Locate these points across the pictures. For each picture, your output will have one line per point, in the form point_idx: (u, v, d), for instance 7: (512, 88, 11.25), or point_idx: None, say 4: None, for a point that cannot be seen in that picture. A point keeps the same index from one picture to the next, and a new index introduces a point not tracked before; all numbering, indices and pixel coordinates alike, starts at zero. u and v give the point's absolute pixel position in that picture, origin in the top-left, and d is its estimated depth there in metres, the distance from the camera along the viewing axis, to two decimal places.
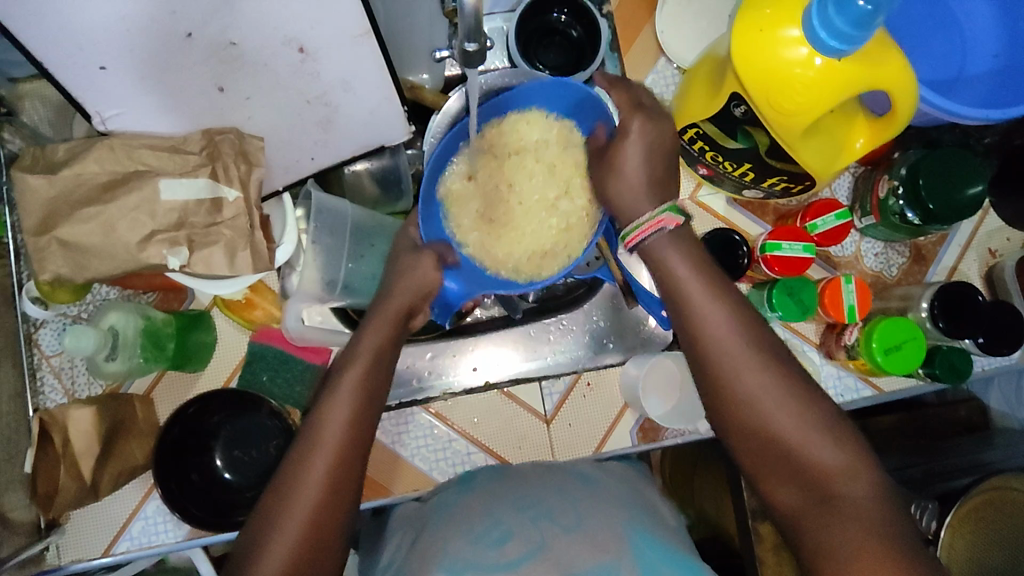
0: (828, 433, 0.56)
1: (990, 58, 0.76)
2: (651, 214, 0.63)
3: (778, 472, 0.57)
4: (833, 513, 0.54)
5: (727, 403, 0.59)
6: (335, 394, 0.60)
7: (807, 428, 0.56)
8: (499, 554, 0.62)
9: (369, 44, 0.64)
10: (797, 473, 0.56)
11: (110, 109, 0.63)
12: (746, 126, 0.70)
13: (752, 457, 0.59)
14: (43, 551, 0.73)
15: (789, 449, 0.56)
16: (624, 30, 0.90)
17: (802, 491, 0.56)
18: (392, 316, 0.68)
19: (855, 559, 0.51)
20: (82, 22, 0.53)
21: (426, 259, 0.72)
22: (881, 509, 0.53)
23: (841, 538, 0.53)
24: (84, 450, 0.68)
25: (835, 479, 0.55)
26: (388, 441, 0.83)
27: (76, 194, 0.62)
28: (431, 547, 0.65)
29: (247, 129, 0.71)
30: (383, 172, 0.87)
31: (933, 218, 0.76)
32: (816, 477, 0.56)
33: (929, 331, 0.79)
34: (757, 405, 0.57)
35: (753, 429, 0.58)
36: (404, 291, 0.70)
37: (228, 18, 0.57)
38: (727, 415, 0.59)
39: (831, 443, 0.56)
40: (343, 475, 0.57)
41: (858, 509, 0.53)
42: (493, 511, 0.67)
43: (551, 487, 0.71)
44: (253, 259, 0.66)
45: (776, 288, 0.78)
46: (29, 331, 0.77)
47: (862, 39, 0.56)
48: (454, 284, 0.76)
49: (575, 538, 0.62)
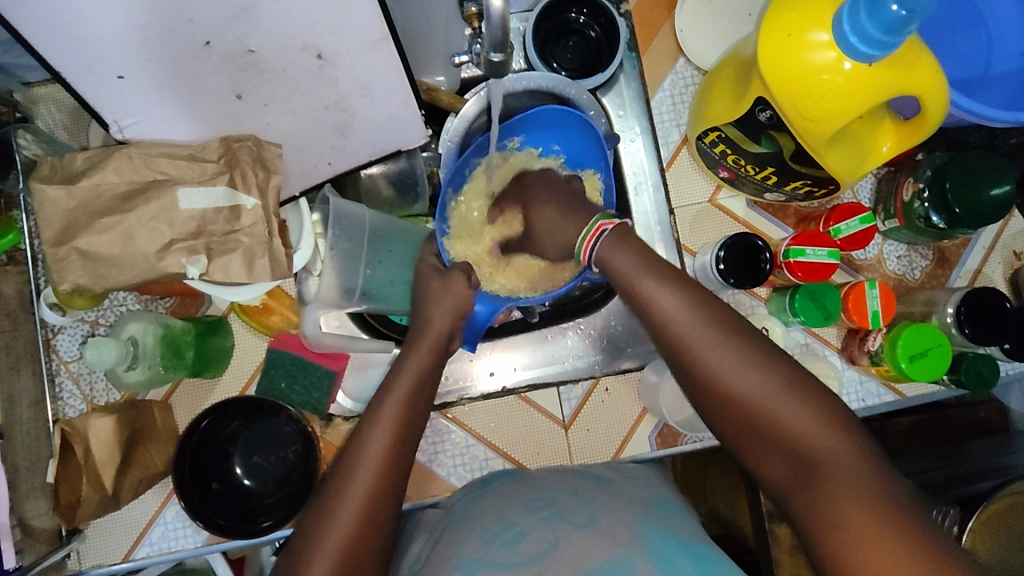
0: (797, 392, 0.55)
1: (1017, 57, 0.74)
2: (589, 225, 0.71)
3: (757, 443, 0.55)
4: (816, 479, 0.51)
5: (698, 382, 0.59)
6: (376, 425, 0.61)
7: (775, 390, 0.55)
8: (512, 553, 0.57)
9: (388, 48, 0.63)
10: (775, 443, 0.54)
11: (128, 117, 0.62)
12: (771, 131, 0.69)
13: (730, 432, 0.57)
14: (64, 558, 0.74)
15: (763, 417, 0.55)
16: (642, 28, 0.89)
17: (785, 463, 0.54)
18: (433, 343, 0.71)
19: (845, 524, 0.48)
20: (100, 30, 0.52)
21: (457, 284, 0.74)
22: (860, 464, 0.51)
23: (825, 501, 0.50)
24: (105, 460, 0.67)
25: (813, 440, 0.53)
26: (425, 459, 0.83)
27: (94, 205, 0.61)
28: (444, 552, 0.61)
29: (265, 136, 0.70)
30: (400, 174, 0.86)
31: (958, 222, 0.74)
32: (793, 441, 0.53)
33: (954, 336, 0.79)
34: (723, 378, 0.57)
35: (726, 403, 0.57)
36: (443, 315, 0.73)
37: (247, 24, 0.56)
38: (703, 400, 0.59)
39: (803, 402, 0.54)
40: (383, 497, 0.57)
41: (841, 469, 0.50)
42: (504, 515, 0.63)
43: (567, 489, 0.66)
44: (271, 266, 0.66)
45: (798, 294, 0.78)
46: (47, 336, 0.77)
47: (894, 45, 0.54)
48: (483, 306, 0.77)
49: (592, 533, 0.58)
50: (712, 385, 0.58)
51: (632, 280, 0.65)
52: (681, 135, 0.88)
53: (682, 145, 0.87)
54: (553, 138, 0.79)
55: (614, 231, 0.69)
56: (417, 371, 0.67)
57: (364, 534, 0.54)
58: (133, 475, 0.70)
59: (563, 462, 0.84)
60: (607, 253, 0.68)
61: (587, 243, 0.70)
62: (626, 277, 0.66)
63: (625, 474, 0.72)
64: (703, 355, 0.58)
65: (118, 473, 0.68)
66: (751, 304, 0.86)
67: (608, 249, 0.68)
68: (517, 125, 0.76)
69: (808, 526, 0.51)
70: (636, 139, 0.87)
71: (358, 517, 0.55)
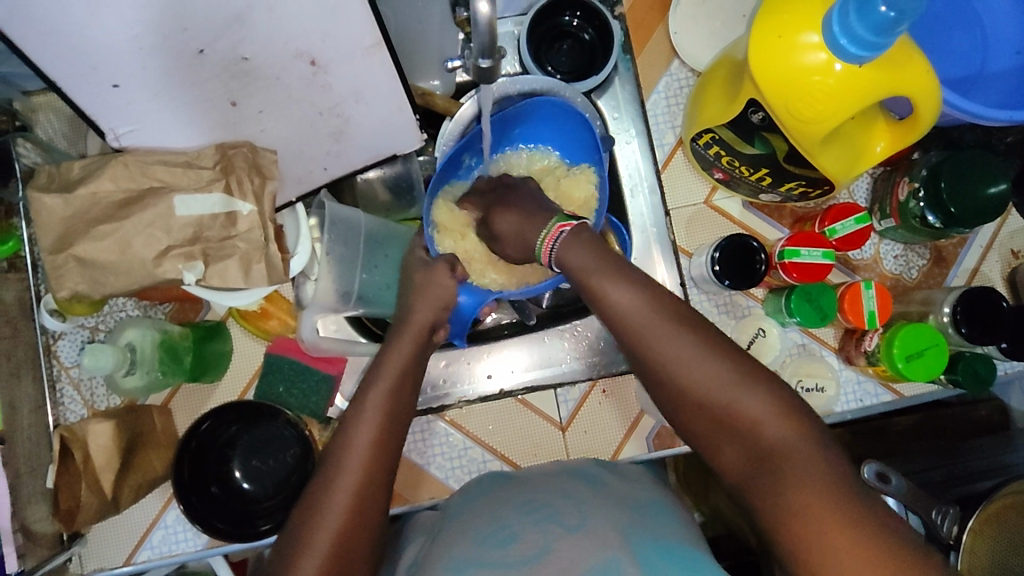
0: (755, 386, 0.55)
1: (1012, 54, 0.74)
2: (543, 233, 0.67)
3: (717, 435, 0.56)
4: (774, 469, 0.53)
5: (659, 376, 0.58)
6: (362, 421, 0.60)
7: (734, 385, 0.55)
8: (504, 554, 0.58)
9: (381, 54, 0.63)
10: (735, 433, 0.55)
11: (123, 126, 0.63)
12: (764, 133, 0.69)
13: (690, 423, 0.58)
14: (66, 562, 0.75)
15: (723, 412, 0.55)
16: (637, 31, 0.89)
17: (744, 451, 0.55)
18: (415, 334, 0.68)
19: (802, 509, 0.50)
20: (94, 40, 0.53)
21: (441, 272, 0.72)
22: (813, 450, 0.52)
23: (783, 489, 0.51)
24: (105, 464, 0.68)
25: (772, 430, 0.54)
26: (416, 458, 0.83)
27: (92, 213, 0.62)
28: (438, 553, 0.62)
29: (260, 142, 0.71)
30: (396, 178, 0.87)
31: (954, 222, 0.74)
32: (753, 434, 0.54)
33: (951, 336, 0.78)
34: (682, 373, 0.56)
35: (686, 397, 0.57)
36: (426, 304, 0.71)
37: (240, 33, 0.57)
38: (664, 390, 0.58)
39: (761, 395, 0.55)
40: (373, 496, 0.57)
41: (798, 457, 0.52)
42: (499, 516, 0.64)
43: (559, 491, 0.67)
44: (267, 271, 0.66)
45: (794, 294, 0.78)
46: (48, 342, 0.77)
47: (884, 45, 0.54)
48: (468, 298, 0.77)
49: (579, 536, 0.58)
50: (672, 379, 0.57)
51: (584, 276, 0.62)
52: (676, 137, 0.88)
53: (677, 146, 0.88)
54: (547, 133, 0.81)
55: (571, 233, 0.65)
56: (398, 362, 0.65)
57: (352, 530, 0.54)
58: (133, 480, 0.71)
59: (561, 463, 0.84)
60: (565, 257, 0.64)
61: (546, 246, 0.66)
62: (584, 277, 0.62)
63: (620, 477, 0.73)
64: (662, 349, 0.57)
65: (117, 478, 0.69)
66: (747, 305, 0.86)
67: (567, 251, 0.64)
68: (508, 121, 0.77)
69: (766, 511, 0.53)
70: (631, 141, 0.87)
71: (349, 514, 0.55)
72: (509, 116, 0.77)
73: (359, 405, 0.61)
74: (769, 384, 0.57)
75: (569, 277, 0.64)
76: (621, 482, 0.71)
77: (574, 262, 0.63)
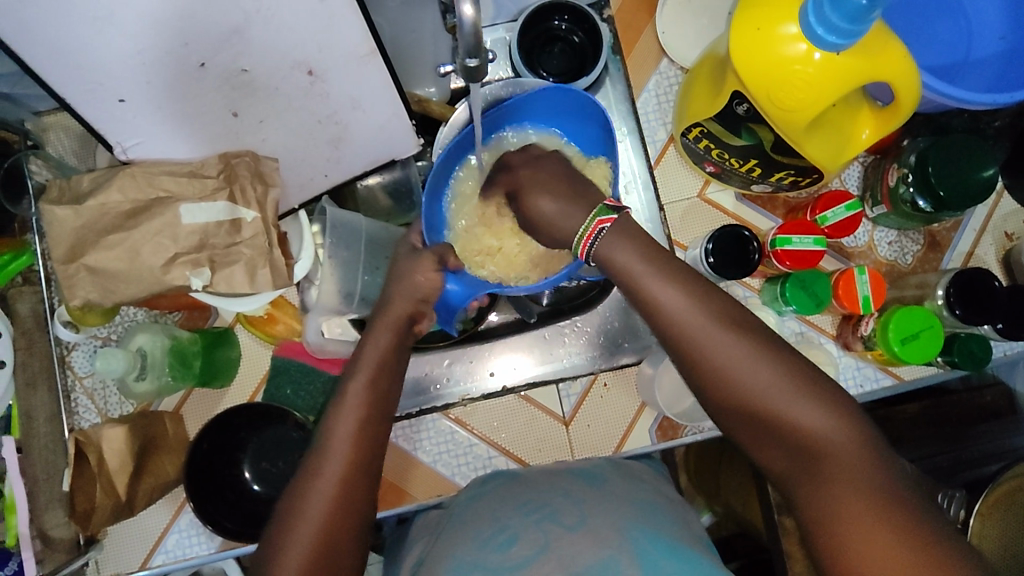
0: (806, 392, 0.53)
1: (996, 40, 0.75)
2: (584, 224, 0.64)
3: (761, 436, 0.54)
4: (822, 475, 0.51)
5: (705, 373, 0.55)
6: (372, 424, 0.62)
7: (782, 388, 0.53)
8: (503, 558, 0.59)
9: (376, 62, 0.66)
10: (781, 437, 0.53)
11: (130, 139, 0.65)
12: (749, 124, 0.70)
13: (736, 426, 0.55)
14: (83, 566, 0.76)
15: (773, 418, 0.53)
16: (625, 33, 0.91)
17: (789, 454, 0.53)
18: (393, 322, 0.68)
19: (854, 521, 0.48)
20: (101, 58, 0.56)
21: (426, 261, 0.71)
22: (863, 457, 0.51)
23: (832, 497, 0.50)
24: (118, 467, 0.70)
25: (822, 435, 0.52)
26: (411, 449, 0.85)
27: (101, 223, 0.64)
28: (440, 554, 0.64)
29: (262, 151, 0.73)
30: (395, 184, 0.90)
31: (944, 205, 0.75)
32: (801, 442, 0.52)
33: (946, 318, 0.79)
34: (731, 375, 0.54)
35: (733, 400, 0.55)
36: (404, 297, 0.70)
37: (239, 46, 0.59)
38: (711, 391, 0.56)
39: (814, 402, 0.52)
40: (357, 488, 0.58)
41: (846, 465, 0.50)
42: (499, 517, 0.65)
43: (559, 490, 0.68)
44: (272, 276, 0.69)
45: (789, 282, 0.79)
46: (63, 353, 0.79)
47: (859, 33, 0.56)
48: (456, 285, 0.78)
49: (581, 534, 0.59)
50: (720, 380, 0.55)
51: (626, 267, 0.60)
52: (667, 133, 0.90)
53: (669, 142, 0.90)
54: (570, 122, 0.81)
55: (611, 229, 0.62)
56: (389, 357, 0.66)
57: (337, 518, 0.56)
58: (147, 484, 0.73)
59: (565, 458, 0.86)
60: (597, 248, 0.62)
61: (584, 241, 0.63)
62: (625, 273, 0.60)
63: (622, 473, 0.74)
64: (706, 347, 0.55)
65: (131, 481, 0.71)
66: (744, 296, 0.87)
67: (611, 246, 0.61)
68: (519, 110, 0.78)
69: (809, 519, 0.51)
70: (624, 139, 0.88)
71: (332, 502, 0.56)
72: (518, 106, 0.78)
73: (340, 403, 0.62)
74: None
75: (606, 266, 0.62)
76: (621, 477, 0.72)
77: (618, 254, 0.61)
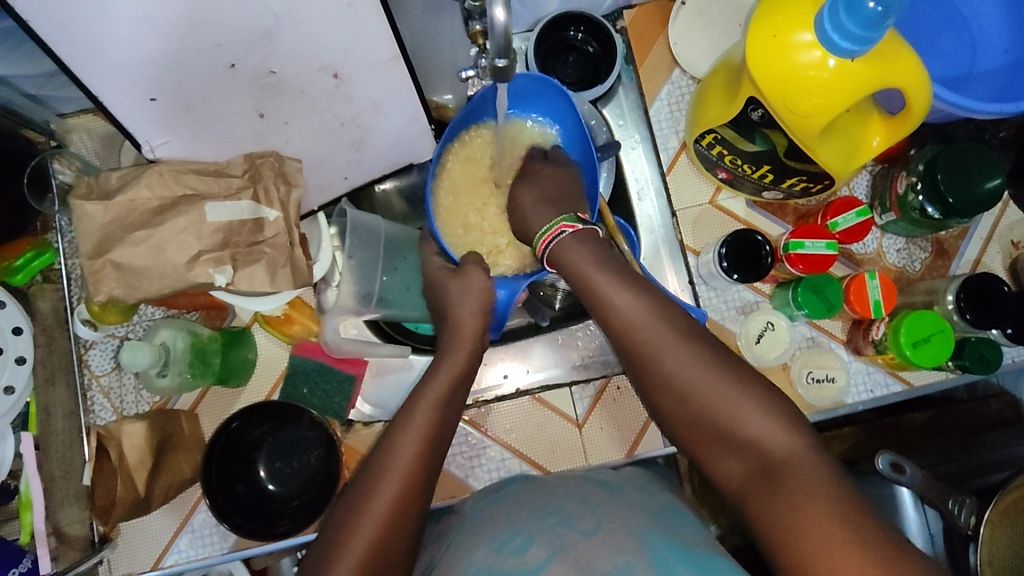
0: (754, 396, 0.57)
1: (1000, 53, 0.78)
2: (547, 226, 0.70)
3: (716, 443, 0.58)
4: (772, 480, 0.54)
5: (658, 382, 0.61)
6: (396, 425, 0.62)
7: (730, 394, 0.58)
8: (521, 561, 0.59)
9: (399, 67, 0.67)
10: (733, 443, 0.57)
11: (158, 138, 0.67)
12: (764, 130, 0.72)
13: (685, 430, 0.60)
14: (96, 565, 0.76)
15: (718, 418, 0.58)
16: (638, 43, 0.93)
17: (743, 462, 0.56)
18: (462, 348, 0.70)
19: (802, 514, 0.51)
20: (131, 56, 0.57)
21: (451, 279, 0.74)
22: (808, 461, 0.54)
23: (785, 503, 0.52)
24: (138, 463, 0.70)
25: (771, 442, 0.55)
26: (462, 475, 0.85)
27: (127, 220, 0.64)
28: (455, 558, 0.63)
29: (286, 152, 0.75)
30: (411, 188, 0.93)
31: (952, 211, 0.76)
32: (753, 448, 0.56)
33: (956, 322, 0.81)
34: (682, 382, 0.59)
35: (682, 400, 0.60)
36: (450, 313, 0.73)
37: (268, 47, 0.61)
38: (663, 397, 0.61)
39: (759, 406, 0.57)
40: (410, 499, 0.58)
41: (795, 468, 0.53)
42: (514, 521, 0.65)
43: (575, 497, 0.68)
44: (293, 275, 0.71)
45: (800, 287, 0.81)
46: (80, 352, 0.80)
47: (873, 40, 0.58)
48: (503, 291, 0.76)
49: (596, 541, 0.59)
50: (669, 383, 0.60)
51: (593, 284, 0.66)
52: (680, 141, 0.91)
53: (681, 150, 0.91)
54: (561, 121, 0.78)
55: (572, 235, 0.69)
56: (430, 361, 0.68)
57: (390, 530, 0.56)
58: (163, 481, 0.73)
59: (579, 461, 0.85)
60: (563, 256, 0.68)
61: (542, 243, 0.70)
62: (585, 279, 0.66)
63: (637, 481, 0.74)
64: (660, 357, 0.61)
65: (149, 476, 0.71)
66: (754, 300, 0.88)
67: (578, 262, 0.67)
68: (523, 99, 0.77)
69: (762, 523, 0.53)
70: (636, 147, 0.91)
71: (390, 512, 0.56)
72: (522, 94, 0.76)
73: (409, 414, 0.63)
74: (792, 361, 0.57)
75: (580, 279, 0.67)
76: (636, 486, 0.72)
77: (593, 274, 0.65)
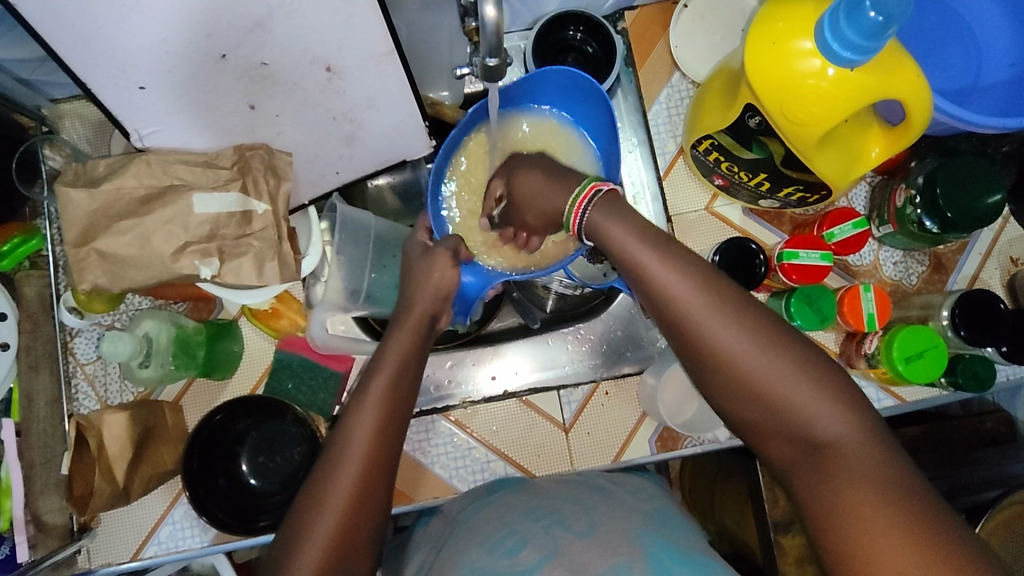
0: (805, 374, 0.52)
1: (1005, 67, 0.76)
2: (579, 190, 0.63)
3: (763, 424, 0.53)
4: (826, 466, 0.49)
5: (699, 355, 0.54)
6: (359, 410, 0.60)
7: (784, 370, 0.52)
8: (512, 562, 0.58)
9: (393, 62, 0.66)
10: (783, 425, 0.52)
11: (147, 127, 0.66)
12: (760, 137, 0.71)
13: (732, 407, 0.54)
14: (75, 554, 0.76)
15: (768, 398, 0.52)
16: (639, 45, 0.92)
17: (794, 443, 0.52)
18: (414, 324, 0.68)
19: (859, 508, 0.47)
20: (125, 45, 0.56)
21: None
22: (863, 444, 0.49)
23: (838, 493, 0.48)
24: (118, 454, 0.69)
25: (824, 425, 0.50)
26: (447, 475, 0.84)
27: (114, 208, 0.64)
28: (448, 559, 0.63)
29: (277, 145, 0.74)
30: (405, 185, 0.93)
31: (950, 226, 0.74)
32: (806, 431, 0.51)
33: (950, 339, 0.80)
34: (729, 359, 0.53)
35: (732, 383, 0.53)
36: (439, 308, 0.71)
37: (261, 38, 0.60)
38: (685, 360, 0.56)
39: (810, 383, 0.51)
40: (371, 490, 0.57)
41: (850, 454, 0.49)
42: (506, 523, 0.64)
43: (567, 499, 0.68)
44: (280, 269, 0.69)
45: (794, 297, 0.79)
46: (65, 340, 0.80)
47: (874, 50, 0.56)
48: (473, 277, 0.77)
49: (591, 540, 0.58)
50: (721, 368, 0.54)
51: (633, 258, 0.57)
52: (677, 146, 0.90)
53: (678, 155, 0.90)
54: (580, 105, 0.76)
55: (608, 194, 0.61)
56: (400, 351, 0.65)
57: (353, 519, 0.56)
58: (144, 472, 0.72)
59: (564, 466, 0.85)
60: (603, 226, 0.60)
61: (578, 209, 0.62)
62: (621, 253, 0.59)
63: (626, 486, 0.73)
64: (707, 333, 0.53)
65: (129, 469, 0.71)
66: None
67: (601, 221, 0.60)
68: (573, 98, 0.75)
69: (812, 511, 0.50)
70: (633, 150, 0.90)
71: (351, 499, 0.56)
72: (574, 95, 0.74)
73: (361, 397, 0.61)
74: (802, 360, 0.53)
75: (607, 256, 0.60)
76: (628, 490, 0.71)
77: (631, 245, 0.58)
